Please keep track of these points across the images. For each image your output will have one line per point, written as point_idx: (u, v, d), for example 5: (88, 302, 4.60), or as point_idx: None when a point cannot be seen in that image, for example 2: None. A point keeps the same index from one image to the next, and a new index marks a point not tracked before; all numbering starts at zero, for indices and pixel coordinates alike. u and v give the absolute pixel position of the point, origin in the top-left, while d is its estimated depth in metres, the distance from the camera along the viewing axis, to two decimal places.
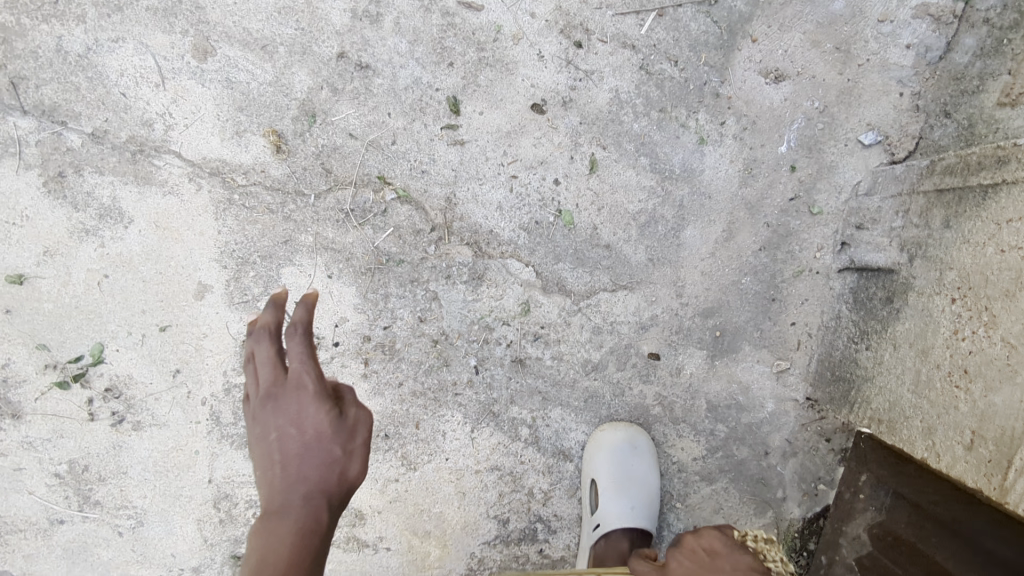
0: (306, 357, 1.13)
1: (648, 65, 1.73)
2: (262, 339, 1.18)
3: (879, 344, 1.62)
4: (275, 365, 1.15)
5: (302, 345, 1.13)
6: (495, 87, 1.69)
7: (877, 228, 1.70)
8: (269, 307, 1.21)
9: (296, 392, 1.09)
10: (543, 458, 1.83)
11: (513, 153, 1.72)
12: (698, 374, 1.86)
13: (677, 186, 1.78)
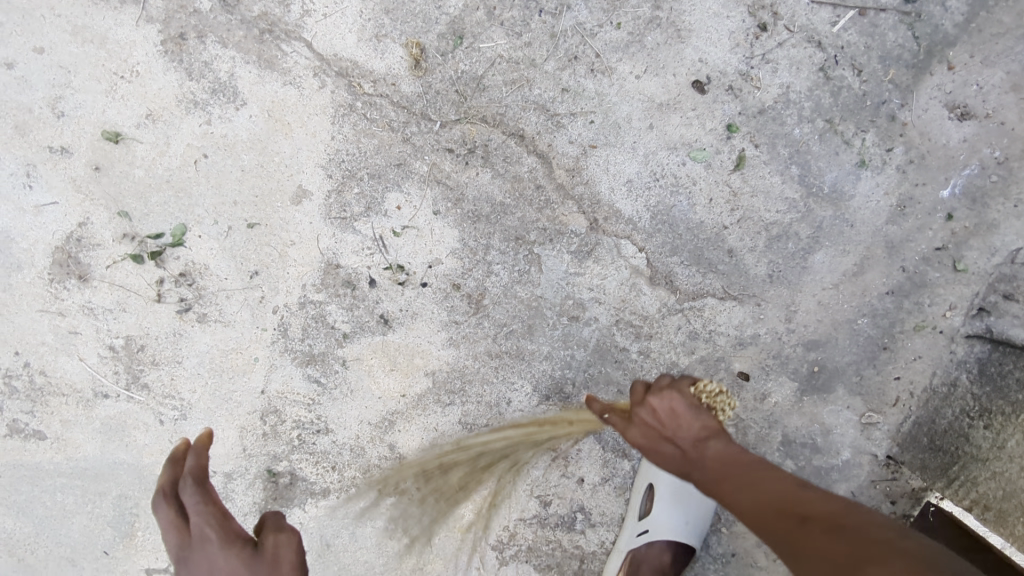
0: (208, 507, 1.23)
1: (828, 67, 1.56)
2: (161, 509, 1.23)
3: (1004, 428, 1.56)
4: (174, 530, 1.22)
5: (203, 502, 1.23)
6: (661, 52, 1.53)
7: None
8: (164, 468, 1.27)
9: (204, 545, 1.21)
10: (600, 450, 1.73)
11: (660, 128, 1.56)
12: (782, 406, 1.73)
13: (821, 206, 1.63)
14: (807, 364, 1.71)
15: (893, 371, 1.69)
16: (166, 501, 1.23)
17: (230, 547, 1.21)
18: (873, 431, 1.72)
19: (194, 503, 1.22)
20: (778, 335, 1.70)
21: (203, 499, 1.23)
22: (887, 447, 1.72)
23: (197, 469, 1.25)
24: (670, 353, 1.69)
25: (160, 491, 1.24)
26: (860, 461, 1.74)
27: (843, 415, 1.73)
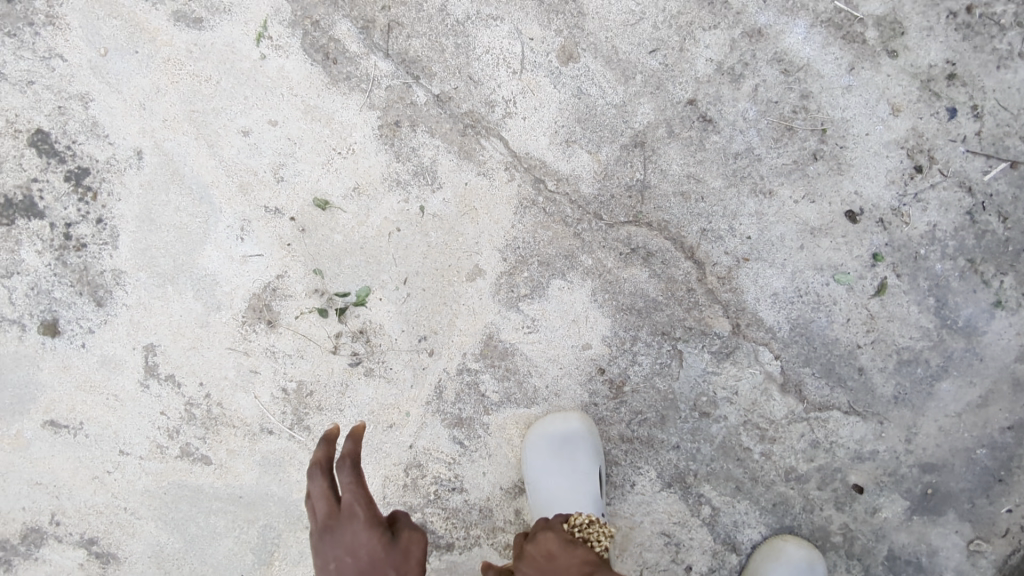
0: (359, 487, 1.18)
1: (976, 211, 1.65)
2: (312, 476, 1.17)
3: None
4: (324, 501, 1.18)
5: (353, 481, 1.17)
6: (821, 182, 1.64)
7: None
8: (321, 442, 1.17)
9: (352, 526, 1.17)
10: (712, 542, 1.78)
11: (810, 248, 1.67)
12: (892, 522, 1.78)
13: (953, 338, 1.71)
14: (921, 485, 1.77)
15: (1006, 504, 1.75)
16: (317, 467, 1.18)
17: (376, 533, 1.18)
18: (979, 560, 1.77)
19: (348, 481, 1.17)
20: (896, 454, 1.77)
21: (353, 480, 1.18)
22: None
23: (347, 450, 1.15)
24: (790, 456, 1.77)
25: (314, 463, 1.18)
26: None
27: (951, 540, 1.78)
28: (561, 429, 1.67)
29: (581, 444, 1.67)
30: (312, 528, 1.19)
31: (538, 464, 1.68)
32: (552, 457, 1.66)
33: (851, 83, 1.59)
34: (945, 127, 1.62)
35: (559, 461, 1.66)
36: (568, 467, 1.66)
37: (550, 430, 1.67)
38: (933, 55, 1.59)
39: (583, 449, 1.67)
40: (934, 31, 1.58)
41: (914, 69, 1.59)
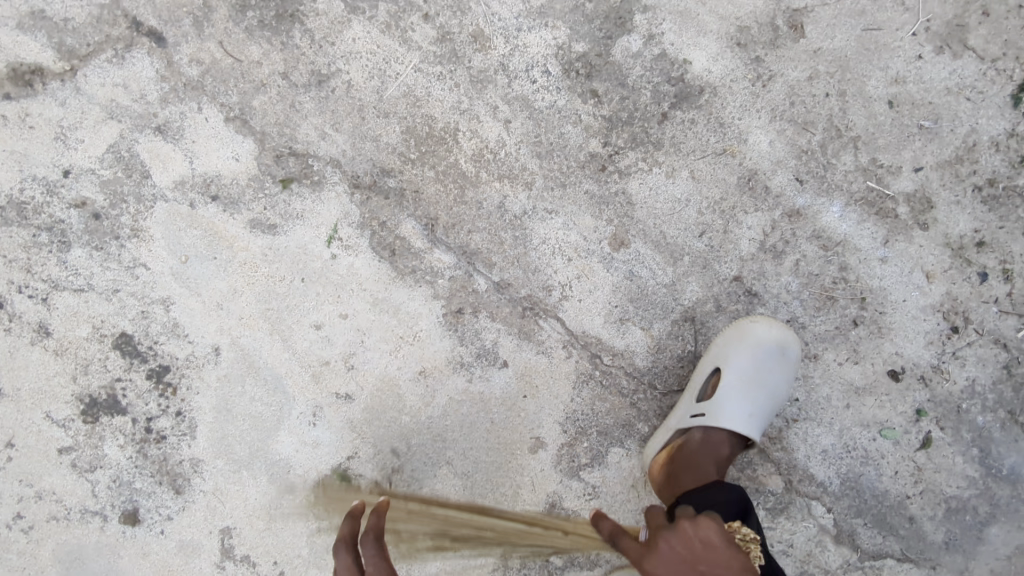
0: (381, 560, 1.38)
1: (1012, 366, 1.73)
2: (337, 553, 1.40)
3: None
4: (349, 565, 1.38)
5: (376, 553, 1.38)
6: (864, 345, 1.71)
7: None
8: (347, 520, 1.46)
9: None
10: None
11: (856, 407, 1.74)
12: None
13: (999, 485, 1.76)
14: None
15: None
16: (351, 542, 1.43)
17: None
18: None
19: (369, 552, 1.37)
20: None
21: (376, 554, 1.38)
22: None
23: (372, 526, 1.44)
24: None
25: (348, 521, 1.47)
26: None
27: None
28: (779, 339, 1.63)
29: (762, 391, 1.64)
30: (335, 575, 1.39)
31: (742, 369, 1.64)
32: (736, 386, 1.64)
33: (887, 254, 1.68)
34: (978, 290, 1.70)
35: (753, 390, 1.63)
36: (760, 385, 1.64)
37: (765, 341, 1.63)
38: (963, 226, 1.68)
39: (773, 356, 1.62)
40: (963, 203, 1.67)
41: (945, 239, 1.68)
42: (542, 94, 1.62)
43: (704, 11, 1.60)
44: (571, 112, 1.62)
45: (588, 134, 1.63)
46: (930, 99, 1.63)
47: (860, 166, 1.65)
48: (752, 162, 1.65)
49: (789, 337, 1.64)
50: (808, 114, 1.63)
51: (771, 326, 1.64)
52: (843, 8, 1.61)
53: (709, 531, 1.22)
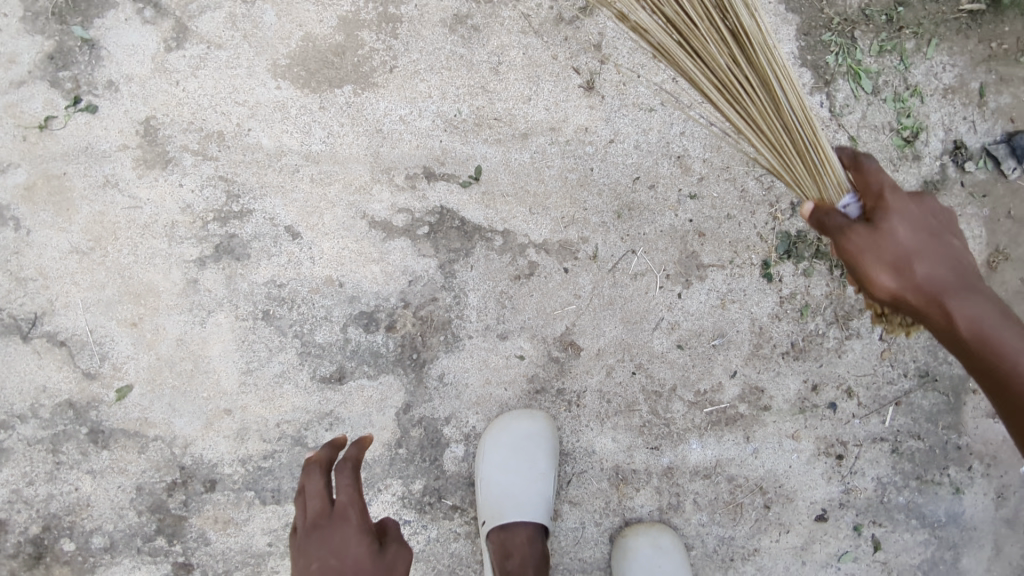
0: (356, 493, 1.13)
1: (897, 447, 1.99)
2: (312, 474, 1.13)
3: None
4: (318, 502, 1.11)
5: (352, 482, 1.13)
6: (784, 516, 1.94)
7: None
8: (324, 446, 1.19)
9: (341, 525, 1.08)
10: None
11: (811, 557, 1.97)
12: None
13: (947, 529, 2.03)
14: None
15: None
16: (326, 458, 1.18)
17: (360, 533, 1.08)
18: None
19: (345, 482, 1.11)
20: None
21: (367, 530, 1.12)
22: None
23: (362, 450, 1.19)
24: None
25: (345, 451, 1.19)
26: None
27: None
28: (651, 542, 1.78)
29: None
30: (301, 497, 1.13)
31: None
32: None
33: (755, 446, 1.90)
34: (837, 418, 1.95)
35: None
36: (532, 461, 1.71)
37: (639, 548, 1.77)
38: (793, 385, 1.90)
39: (544, 448, 1.72)
40: (781, 371, 1.88)
41: (787, 403, 1.90)
42: (416, 537, 1.72)
43: (493, 387, 1.73)
44: (448, 533, 1.73)
45: (473, 538, 1.73)
46: (707, 322, 1.82)
47: (690, 404, 1.84)
48: (608, 460, 1.82)
49: (658, 533, 1.80)
50: (627, 398, 1.80)
51: (648, 537, 1.79)
52: (596, 308, 1.77)
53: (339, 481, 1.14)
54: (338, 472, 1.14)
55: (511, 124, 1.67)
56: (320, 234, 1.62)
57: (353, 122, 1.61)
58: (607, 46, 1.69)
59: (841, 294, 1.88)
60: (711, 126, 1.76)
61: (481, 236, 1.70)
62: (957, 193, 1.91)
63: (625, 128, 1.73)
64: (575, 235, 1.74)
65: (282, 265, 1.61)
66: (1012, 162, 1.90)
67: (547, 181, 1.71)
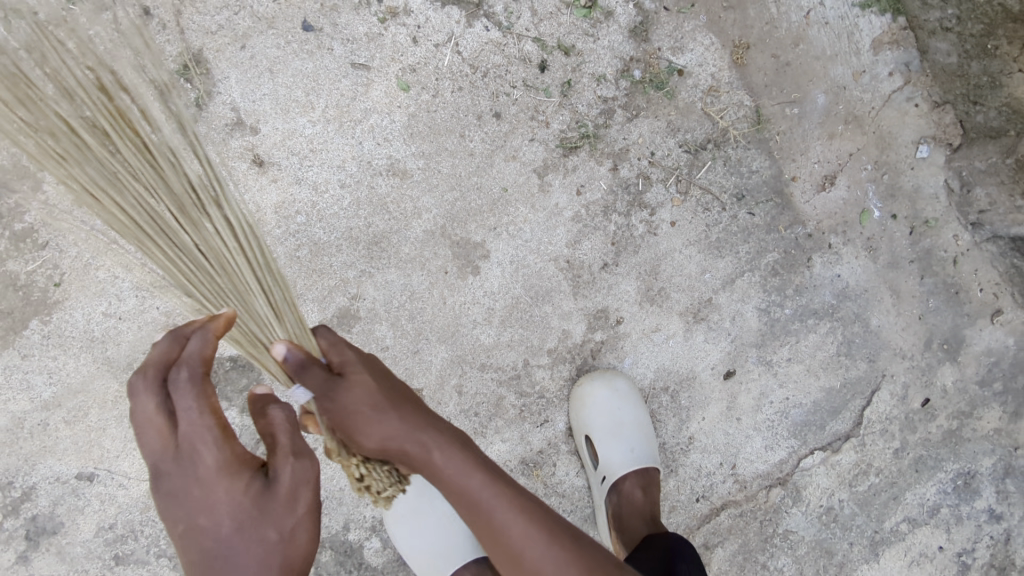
0: (205, 416, 1.00)
1: (757, 271, 1.93)
2: (141, 395, 1.00)
3: None
4: (155, 425, 1.00)
5: (197, 402, 1.00)
6: (696, 396, 1.93)
7: (998, 208, 1.90)
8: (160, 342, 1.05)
9: (188, 461, 0.99)
10: (924, 521, 2.19)
11: (741, 410, 1.97)
12: (955, 377, 2.16)
13: (844, 307, 2.02)
14: (940, 349, 2.13)
15: (974, 292, 2.10)
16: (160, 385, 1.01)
17: (217, 461, 0.99)
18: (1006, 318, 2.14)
19: (185, 403, 0.99)
20: (909, 367, 2.11)
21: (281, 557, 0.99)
22: None
23: (207, 345, 1.05)
24: (885, 449, 2.13)
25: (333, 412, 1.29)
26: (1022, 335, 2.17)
27: (987, 334, 2.14)
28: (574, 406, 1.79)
29: (629, 426, 1.79)
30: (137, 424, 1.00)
31: (600, 432, 1.77)
32: (614, 438, 1.76)
33: (632, 359, 1.86)
34: (688, 285, 1.89)
35: (618, 433, 1.77)
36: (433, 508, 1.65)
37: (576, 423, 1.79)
38: (631, 287, 1.84)
39: (438, 490, 1.67)
40: (612, 283, 1.83)
41: (636, 304, 1.85)
42: None
43: None
44: None
45: None
46: (516, 288, 1.76)
47: (550, 365, 1.80)
48: (512, 459, 1.79)
49: (614, 376, 1.80)
50: (489, 400, 1.76)
51: (605, 381, 1.79)
52: (408, 347, 1.70)
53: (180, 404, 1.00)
54: (175, 387, 1.01)
55: None
56: (111, 461, 1.55)
57: (66, 347, 1.52)
58: (249, 118, 1.57)
59: (620, 181, 1.81)
60: (398, 121, 1.65)
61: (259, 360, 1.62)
62: (666, 20, 1.80)
63: (320, 178, 1.62)
64: (343, 299, 1.65)
65: (100, 509, 1.55)
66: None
67: (282, 273, 1.61)
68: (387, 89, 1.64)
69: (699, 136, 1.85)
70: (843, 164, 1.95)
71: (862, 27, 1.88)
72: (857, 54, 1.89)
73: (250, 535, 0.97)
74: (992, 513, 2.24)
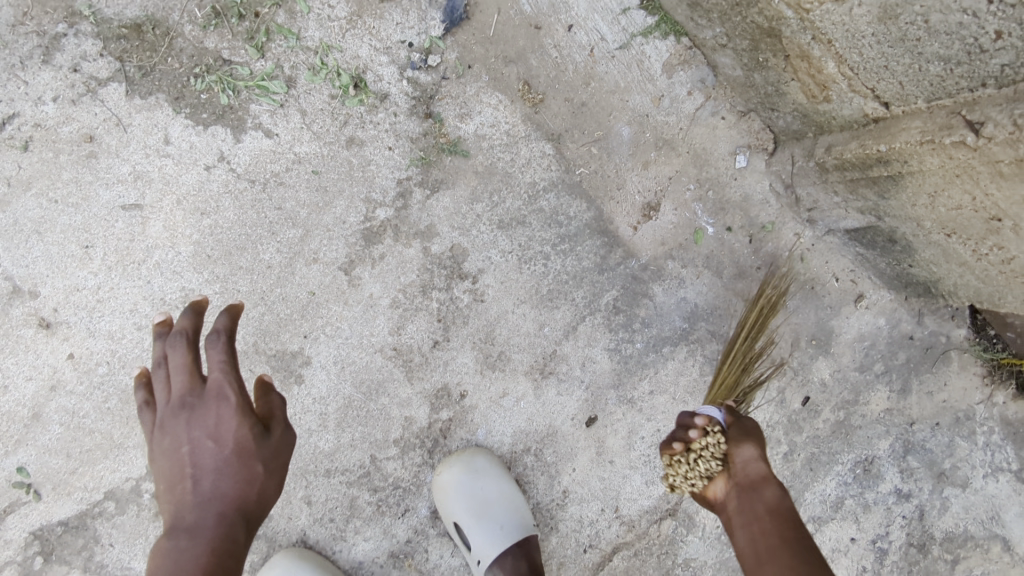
0: (229, 368, 1.14)
1: (597, 313, 1.90)
2: (175, 345, 1.14)
3: (920, 264, 1.79)
4: (183, 371, 1.13)
5: (226, 356, 1.13)
6: (560, 449, 1.91)
7: (823, 206, 1.85)
8: (187, 312, 1.18)
9: (216, 401, 1.11)
10: (830, 517, 2.16)
11: (613, 452, 1.95)
12: (832, 369, 2.12)
13: (698, 330, 1.99)
14: (810, 346, 2.09)
15: (830, 284, 2.06)
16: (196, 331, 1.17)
17: (238, 404, 1.12)
18: (869, 301, 2.10)
19: (219, 357, 1.12)
20: (781, 371, 2.08)
21: (245, 540, 1.05)
22: (888, 295, 2.11)
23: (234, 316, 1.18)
24: (774, 456, 2.10)
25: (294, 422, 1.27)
26: (892, 314, 2.12)
27: (854, 320, 2.11)
28: (437, 495, 1.77)
29: (494, 505, 1.76)
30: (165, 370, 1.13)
31: (466, 518, 1.75)
32: (480, 520, 1.75)
33: (485, 430, 1.84)
34: (527, 343, 1.85)
35: (484, 515, 1.74)
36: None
37: (445, 512, 1.76)
38: (468, 359, 1.81)
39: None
40: (447, 360, 1.79)
41: (477, 375, 1.82)
42: None
43: None
44: None
45: None
46: (345, 387, 1.74)
47: (399, 455, 1.78)
48: (379, 555, 1.78)
49: (474, 456, 1.78)
50: (342, 501, 1.76)
51: (464, 463, 1.76)
52: None
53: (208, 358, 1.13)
54: (206, 343, 1.14)
55: (14, 418, 1.56)
56: None
57: None
58: (26, 284, 1.56)
59: (432, 257, 1.78)
60: (183, 251, 1.63)
61: (91, 517, 1.60)
62: (447, 88, 1.78)
63: (113, 325, 1.59)
64: None
65: None
66: (437, 15, 1.76)
67: (95, 428, 1.59)
68: (166, 224, 1.62)
69: (507, 194, 1.82)
70: (664, 190, 1.92)
71: (650, 54, 1.85)
72: (651, 81, 1.86)
73: (246, 464, 1.09)
74: (901, 494, 2.19)
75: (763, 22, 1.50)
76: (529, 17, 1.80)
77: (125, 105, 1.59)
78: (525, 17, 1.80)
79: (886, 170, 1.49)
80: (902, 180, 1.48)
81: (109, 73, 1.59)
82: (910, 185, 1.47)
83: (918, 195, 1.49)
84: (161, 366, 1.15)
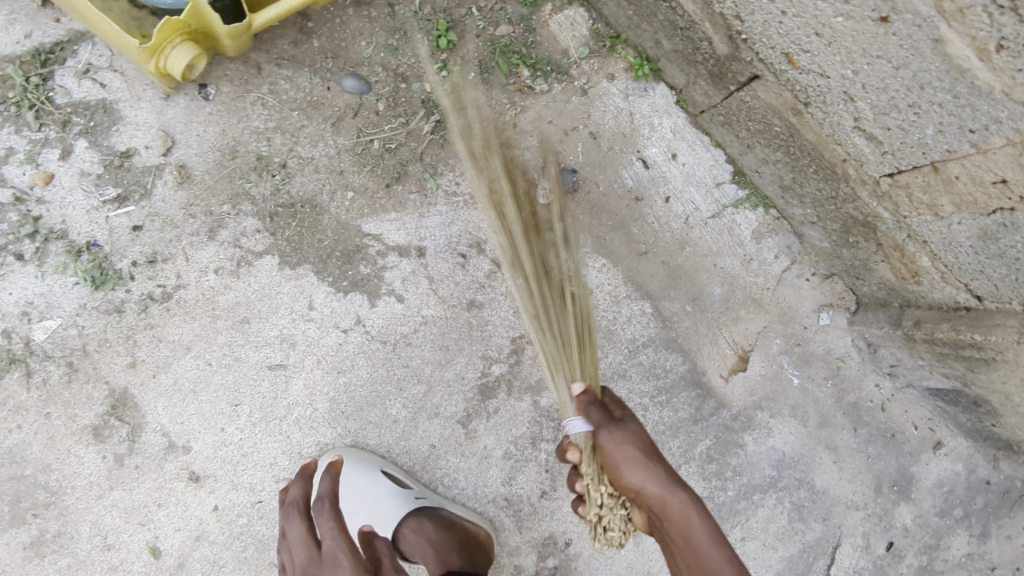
0: (337, 530, 1.40)
1: (689, 463, 2.02)
2: (292, 517, 1.45)
3: (1004, 425, 1.89)
4: (305, 540, 1.42)
5: (333, 520, 1.40)
6: None
7: (907, 364, 1.96)
8: (298, 480, 1.50)
9: (331, 565, 1.34)
10: None
11: None
12: (916, 515, 2.14)
13: (785, 476, 2.08)
14: (893, 492, 2.13)
15: (911, 432, 2.13)
16: (309, 503, 1.47)
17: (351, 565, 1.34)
18: (951, 449, 2.14)
19: (328, 523, 1.39)
20: (865, 517, 2.13)
21: None
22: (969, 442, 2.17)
23: (332, 481, 1.48)
24: None
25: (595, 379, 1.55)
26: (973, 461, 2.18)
27: (936, 466, 2.13)
28: None
29: None
30: (292, 541, 1.42)
31: None
32: None
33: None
34: None
35: None
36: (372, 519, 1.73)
37: None
38: (573, 508, 1.91)
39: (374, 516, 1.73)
40: (553, 509, 1.88)
41: (580, 524, 1.89)
42: None
43: None
44: None
45: None
46: None
47: None
48: None
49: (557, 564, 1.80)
50: None
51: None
52: None
53: (321, 523, 1.41)
54: (320, 511, 1.43)
55: (161, 567, 1.68)
56: None
57: None
58: (181, 439, 1.70)
59: (540, 409, 1.88)
60: (320, 407, 1.77)
61: None
62: None
63: (254, 479, 1.72)
64: None
65: None
66: (548, 186, 1.93)
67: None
68: (306, 381, 1.76)
69: (609, 351, 1.97)
70: (753, 344, 2.04)
71: (740, 222, 2.00)
72: (742, 246, 2.01)
73: None
74: None
75: (859, 214, 1.65)
76: (631, 189, 1.98)
77: (276, 276, 1.76)
78: (628, 189, 1.97)
79: (979, 353, 1.61)
80: (995, 363, 1.60)
81: (263, 246, 1.76)
82: (1003, 368, 1.60)
83: (1009, 377, 1.61)
84: (285, 538, 1.44)
